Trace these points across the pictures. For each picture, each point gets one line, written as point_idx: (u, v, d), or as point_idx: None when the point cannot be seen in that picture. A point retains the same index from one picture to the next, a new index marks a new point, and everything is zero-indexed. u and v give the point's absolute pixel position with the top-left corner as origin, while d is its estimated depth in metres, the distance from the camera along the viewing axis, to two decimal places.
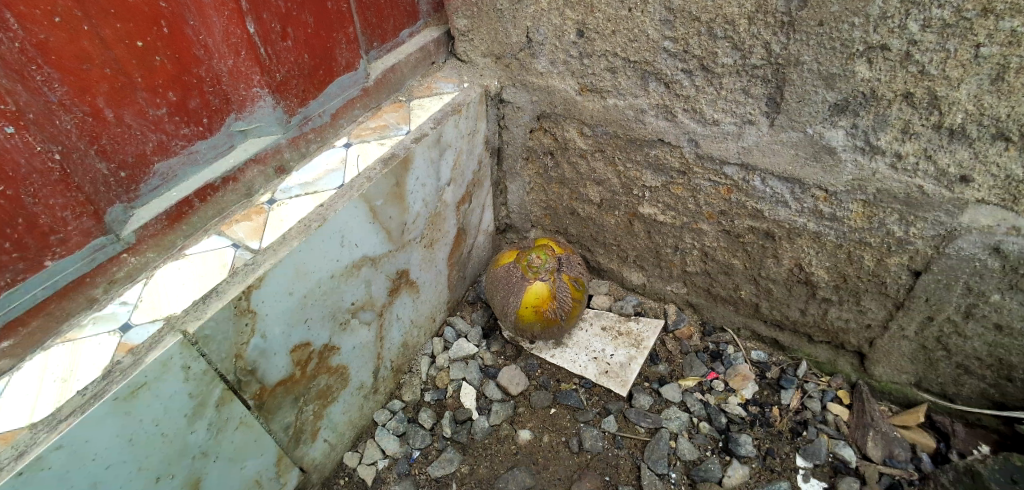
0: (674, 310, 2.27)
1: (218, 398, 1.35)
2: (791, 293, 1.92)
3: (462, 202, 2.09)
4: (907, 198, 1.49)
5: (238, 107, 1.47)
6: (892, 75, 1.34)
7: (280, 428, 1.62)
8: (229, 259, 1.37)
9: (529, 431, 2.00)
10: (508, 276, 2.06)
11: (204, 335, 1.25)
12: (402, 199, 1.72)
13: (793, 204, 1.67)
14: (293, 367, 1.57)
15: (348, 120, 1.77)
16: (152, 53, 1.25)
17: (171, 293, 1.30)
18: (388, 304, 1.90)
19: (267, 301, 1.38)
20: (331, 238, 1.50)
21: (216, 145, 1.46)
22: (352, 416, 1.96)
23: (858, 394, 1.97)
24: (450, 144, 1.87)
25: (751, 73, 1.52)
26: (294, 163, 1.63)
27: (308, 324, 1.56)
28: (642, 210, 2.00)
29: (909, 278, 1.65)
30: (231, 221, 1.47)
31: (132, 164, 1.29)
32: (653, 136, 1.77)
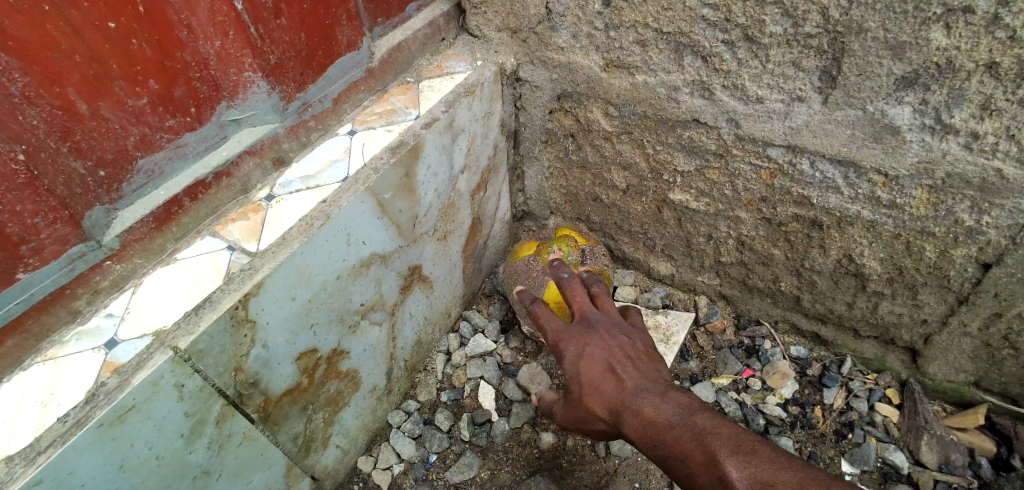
0: (705, 302, 2.10)
1: (218, 415, 1.25)
2: (837, 285, 1.76)
3: (476, 190, 1.95)
4: (982, 183, 1.32)
5: (230, 94, 1.33)
6: (975, 43, 1.16)
7: (289, 438, 1.53)
8: (224, 264, 1.25)
9: (552, 434, 1.89)
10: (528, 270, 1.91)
11: (198, 350, 1.14)
12: (412, 190, 1.58)
13: (846, 191, 1.50)
14: (299, 376, 1.46)
15: (352, 104, 1.63)
16: (128, 36, 1.09)
17: (161, 304, 1.18)
18: (400, 302, 1.78)
19: (268, 309, 1.26)
20: (336, 237, 1.37)
21: (207, 137, 1.32)
22: (365, 420, 1.86)
23: (908, 393, 1.82)
24: (463, 128, 1.71)
25: (803, 43, 1.34)
26: (294, 154, 1.49)
27: (314, 330, 1.44)
28: (672, 196, 1.84)
29: (977, 271, 1.48)
30: (225, 220, 1.34)
31: (113, 162, 1.15)
32: (688, 115, 1.60)
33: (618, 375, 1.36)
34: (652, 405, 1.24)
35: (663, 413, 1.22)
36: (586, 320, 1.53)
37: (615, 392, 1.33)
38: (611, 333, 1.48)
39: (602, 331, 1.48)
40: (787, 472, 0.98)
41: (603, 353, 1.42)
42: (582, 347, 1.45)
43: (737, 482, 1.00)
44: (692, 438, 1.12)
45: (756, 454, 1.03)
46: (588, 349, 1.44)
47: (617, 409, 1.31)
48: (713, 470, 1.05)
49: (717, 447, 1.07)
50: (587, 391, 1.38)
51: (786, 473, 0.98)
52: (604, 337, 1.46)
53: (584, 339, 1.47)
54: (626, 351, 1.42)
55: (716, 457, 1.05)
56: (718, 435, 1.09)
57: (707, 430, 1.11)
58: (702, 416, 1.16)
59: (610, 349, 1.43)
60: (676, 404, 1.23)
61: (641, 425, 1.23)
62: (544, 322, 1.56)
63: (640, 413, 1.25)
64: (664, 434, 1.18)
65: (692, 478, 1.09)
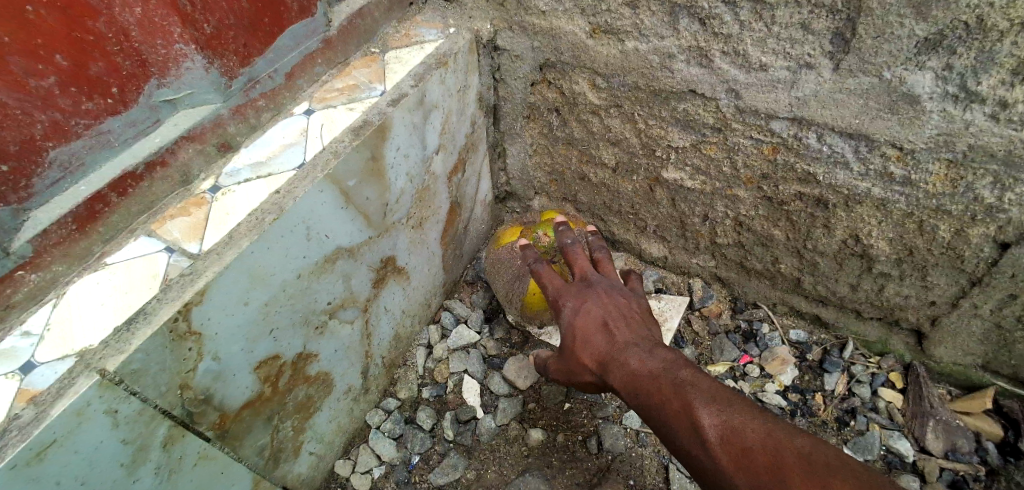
0: (700, 285, 1.98)
1: (165, 438, 1.11)
2: (841, 267, 1.65)
3: (454, 172, 1.79)
4: (1007, 157, 1.19)
5: (160, 70, 1.14)
6: None
7: (254, 451, 1.40)
8: (161, 268, 1.09)
9: (541, 430, 1.78)
10: (513, 257, 1.79)
11: (132, 371, 0.99)
12: (380, 175, 1.42)
13: (855, 167, 1.38)
14: (260, 385, 1.32)
15: (309, 80, 1.45)
16: (20, 2, 0.90)
17: (86, 318, 1.03)
18: (373, 297, 1.64)
19: (216, 319, 1.11)
20: (293, 232, 1.21)
21: (135, 121, 1.14)
22: (340, 422, 1.74)
23: (912, 377, 1.74)
24: (436, 105, 1.54)
25: (814, 2, 1.19)
26: (243, 138, 1.32)
27: (275, 335, 1.30)
28: (665, 174, 1.70)
29: (994, 251, 1.38)
30: (163, 216, 1.17)
31: (17, 153, 0.98)
32: (683, 86, 1.45)
33: (609, 331, 1.28)
34: (638, 359, 1.17)
35: (647, 365, 1.14)
36: (585, 279, 1.45)
37: (604, 346, 1.26)
38: (608, 292, 1.39)
39: (599, 288, 1.40)
40: (761, 426, 0.92)
41: (597, 308, 1.35)
42: (578, 302, 1.38)
43: (709, 436, 0.95)
44: (672, 388, 1.05)
45: (733, 407, 0.97)
46: (582, 303, 1.37)
47: (607, 361, 1.24)
48: (688, 422, 0.99)
49: (695, 399, 1.00)
50: (578, 341, 1.32)
51: (759, 429, 0.92)
52: (601, 294, 1.38)
53: (581, 295, 1.40)
54: (620, 310, 1.33)
55: (693, 407, 0.99)
56: (699, 387, 1.02)
57: (689, 383, 1.04)
58: (685, 369, 1.09)
59: (605, 304, 1.35)
60: (663, 358, 1.15)
61: (624, 376, 1.16)
62: (543, 274, 1.51)
63: (627, 365, 1.18)
64: (644, 384, 1.11)
65: (668, 429, 1.02)
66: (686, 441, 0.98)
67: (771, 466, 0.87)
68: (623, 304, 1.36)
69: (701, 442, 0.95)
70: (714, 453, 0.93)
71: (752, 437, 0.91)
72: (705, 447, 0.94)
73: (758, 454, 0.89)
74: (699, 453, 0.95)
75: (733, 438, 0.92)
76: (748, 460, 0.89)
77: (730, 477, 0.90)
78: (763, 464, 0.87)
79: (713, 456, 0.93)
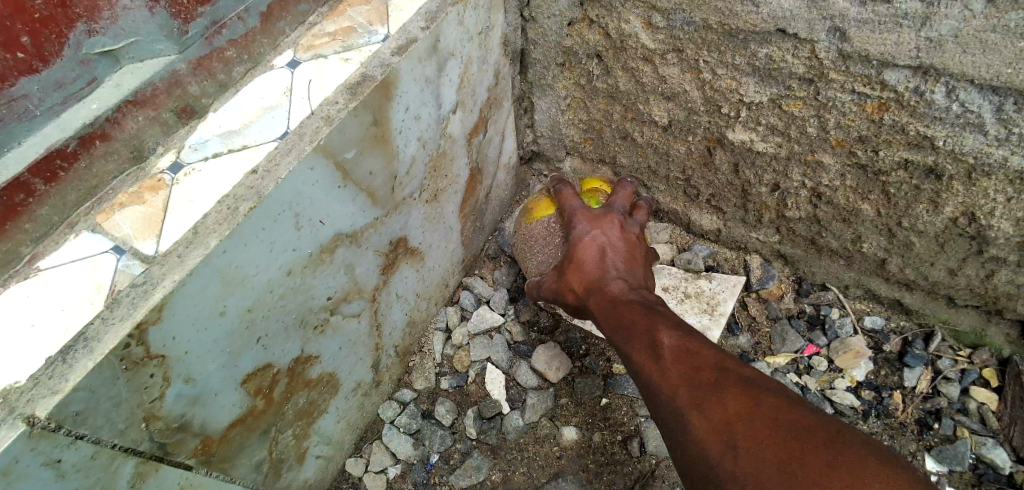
0: (758, 263, 1.72)
1: (131, 479, 0.90)
2: (943, 249, 1.37)
3: (474, 133, 1.50)
4: None
5: (88, 13, 0.86)
6: None
7: (250, 468, 1.21)
8: (107, 277, 0.85)
9: (576, 429, 1.58)
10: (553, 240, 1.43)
11: (73, 413, 0.77)
12: (385, 143, 1.14)
13: (993, 129, 1.08)
14: (251, 400, 1.11)
15: (291, 22, 1.15)
16: None
17: (9, 345, 0.80)
18: (382, 284, 1.40)
19: (182, 337, 0.88)
20: (278, 223, 0.96)
21: (60, 83, 0.87)
22: (350, 420, 1.55)
23: (1012, 375, 1.49)
24: (452, 51, 1.24)
25: None
26: (211, 99, 1.05)
27: (264, 343, 1.07)
28: (731, 135, 1.40)
29: None
30: (111, 206, 0.93)
31: None
32: (770, 24, 1.13)
33: (608, 258, 1.28)
34: (622, 287, 1.23)
35: (628, 294, 1.21)
36: (607, 206, 1.40)
37: (594, 269, 1.28)
38: (621, 221, 1.36)
39: (613, 214, 1.36)
40: (715, 353, 0.96)
41: (606, 235, 1.31)
42: (588, 223, 1.33)
43: (665, 350, 0.99)
44: (643, 314, 1.12)
45: (695, 335, 1.01)
46: (591, 227, 1.32)
47: (593, 286, 1.26)
48: (650, 339, 1.03)
49: (663, 324, 1.06)
50: (570, 263, 1.31)
51: (713, 354, 0.96)
52: (615, 224, 1.34)
53: (592, 218, 1.34)
54: (625, 242, 1.32)
55: (658, 329, 1.05)
56: (668, 319, 1.09)
57: (660, 314, 1.10)
58: (662, 308, 1.16)
59: (615, 233, 1.32)
60: (642, 295, 1.22)
61: (604, 298, 1.22)
62: (563, 198, 1.41)
63: (610, 291, 1.23)
64: (622, 306, 1.17)
65: (630, 346, 1.07)
66: (643, 354, 1.02)
67: (713, 378, 0.90)
68: (630, 237, 1.34)
69: (657, 354, 1.00)
70: (666, 363, 0.97)
71: (704, 357, 0.95)
72: (659, 360, 0.99)
73: (706, 367, 0.93)
74: (651, 365, 1.00)
75: (685, 353, 0.97)
76: (696, 370, 0.93)
77: (673, 385, 0.93)
78: (707, 374, 0.91)
79: (664, 365, 0.97)
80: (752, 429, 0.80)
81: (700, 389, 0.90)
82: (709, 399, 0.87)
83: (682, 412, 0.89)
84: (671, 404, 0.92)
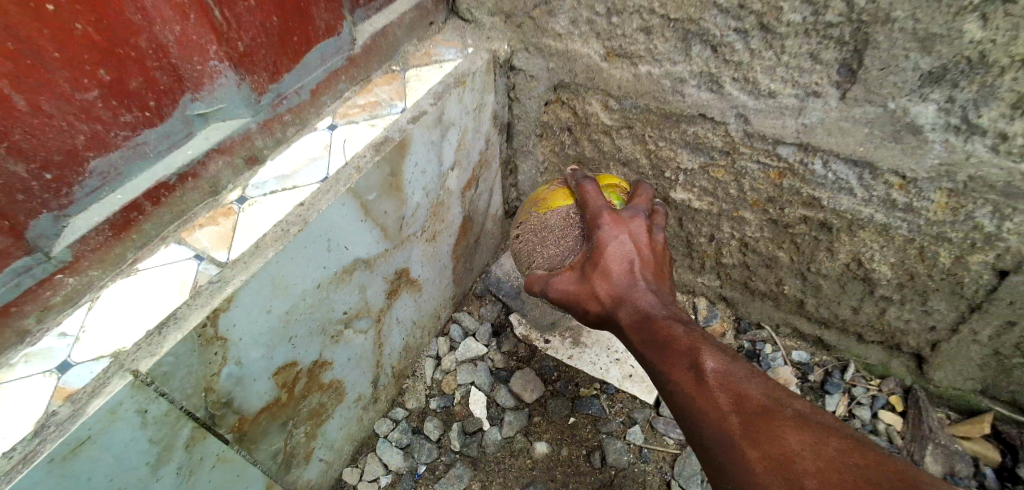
0: (705, 305, 2.03)
1: (187, 439, 1.15)
2: (844, 290, 1.68)
3: (467, 187, 1.84)
4: (1007, 188, 1.24)
5: (195, 85, 1.18)
6: (1013, 37, 1.05)
7: (268, 456, 1.43)
8: (190, 276, 1.13)
9: (546, 444, 1.81)
10: (567, 226, 1.42)
11: (162, 373, 1.04)
12: (398, 190, 1.46)
13: (860, 192, 1.42)
14: (278, 391, 1.36)
15: (332, 96, 1.50)
16: (69, 19, 0.94)
17: (117, 322, 1.07)
18: (386, 308, 1.68)
19: (239, 325, 1.15)
20: (316, 244, 1.26)
21: (169, 134, 1.18)
22: (350, 430, 1.77)
23: (912, 400, 1.78)
24: (453, 122, 1.60)
25: (823, 33, 1.22)
26: (270, 151, 1.37)
27: (292, 342, 1.34)
28: (674, 194, 1.75)
29: (994, 278, 1.41)
30: (193, 226, 1.22)
31: (61, 163, 1.02)
32: (693, 110, 1.50)
33: (636, 269, 1.24)
34: (650, 299, 1.21)
35: (658, 307, 1.19)
36: (632, 208, 1.34)
37: (621, 277, 1.24)
38: (645, 228, 1.31)
39: (640, 217, 1.32)
40: (755, 378, 1.02)
41: (632, 238, 1.27)
42: (615, 225, 1.28)
43: (709, 375, 1.02)
44: (680, 329, 1.12)
45: (732, 357, 1.06)
46: (617, 229, 1.28)
47: (619, 298, 1.22)
48: (689, 361, 1.05)
49: (702, 344, 1.07)
50: (595, 268, 1.26)
51: (756, 380, 1.01)
52: (641, 231, 1.29)
53: (619, 218, 1.31)
54: (651, 249, 1.29)
55: (699, 349, 1.06)
56: (706, 338, 1.10)
57: (695, 330, 1.12)
58: (695, 327, 1.13)
59: (640, 240, 1.28)
60: (674, 311, 1.19)
61: (637, 314, 1.19)
62: (586, 197, 1.38)
63: (640, 304, 1.20)
64: (659, 325, 1.14)
65: (666, 365, 1.08)
66: (682, 376, 1.05)
67: (763, 414, 0.96)
68: (654, 244, 1.31)
69: (699, 378, 1.03)
70: (711, 390, 1.00)
71: (751, 389, 1.00)
72: (703, 386, 1.01)
73: (755, 401, 0.98)
74: (696, 387, 1.02)
75: (729, 381, 1.01)
76: (744, 402, 0.98)
77: (722, 410, 0.98)
78: (757, 409, 0.97)
79: (709, 393, 1.00)
80: (810, 466, 0.87)
81: (751, 423, 0.95)
82: (761, 434, 0.93)
83: (730, 442, 0.95)
84: (718, 432, 0.97)
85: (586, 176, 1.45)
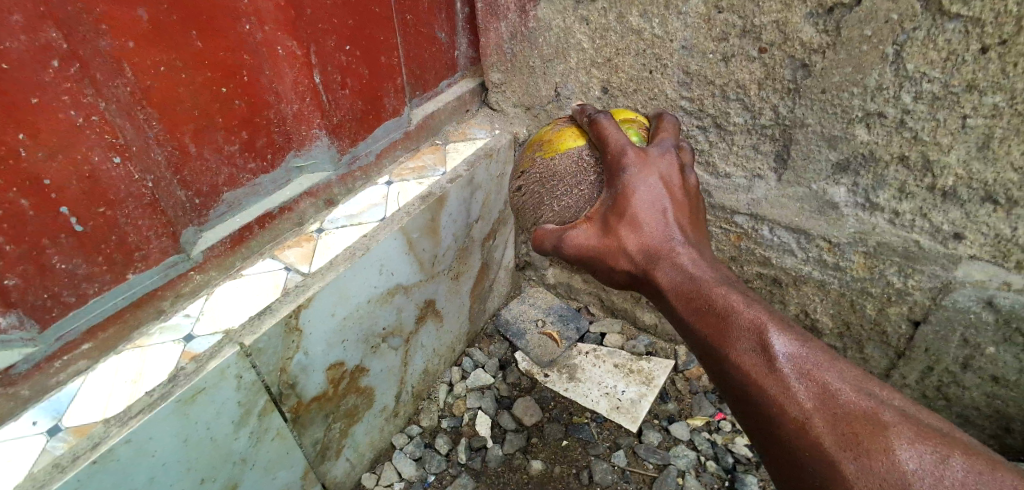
0: (684, 351, 2.38)
1: (261, 408, 1.46)
2: None
3: (487, 239, 2.24)
4: (906, 252, 1.58)
5: (298, 146, 1.63)
6: (889, 140, 1.45)
7: (310, 442, 1.72)
8: (281, 281, 1.52)
9: (541, 462, 2.07)
10: (579, 165, 1.42)
11: (258, 348, 1.38)
12: (435, 233, 1.86)
13: (799, 253, 1.80)
14: (327, 385, 1.69)
15: (390, 160, 1.94)
16: (232, 98, 1.40)
17: (228, 309, 1.44)
18: (415, 331, 2.03)
19: (312, 321, 1.51)
20: (371, 267, 1.64)
21: (276, 179, 1.62)
22: (373, 438, 2.05)
23: None
24: (480, 185, 2.03)
25: (760, 132, 1.66)
26: (341, 197, 1.79)
27: (344, 345, 1.68)
28: None
29: (909, 328, 1.71)
30: (283, 246, 1.63)
31: (206, 193, 1.44)
32: None
33: (667, 219, 1.25)
34: (689, 258, 1.19)
35: (704, 270, 1.16)
36: (657, 150, 1.34)
37: (655, 233, 1.24)
38: (670, 169, 1.31)
39: (666, 160, 1.32)
40: (834, 364, 0.97)
41: (658, 183, 1.27)
42: (641, 168, 1.28)
43: (779, 358, 0.98)
44: (733, 297, 1.08)
45: (802, 335, 1.02)
46: (643, 174, 1.27)
47: (654, 257, 1.22)
48: (755, 339, 1.02)
49: (766, 317, 1.03)
50: (628, 225, 1.25)
51: (837, 367, 0.96)
52: (667, 174, 1.30)
53: (646, 166, 1.29)
54: (678, 194, 1.29)
55: (763, 326, 1.02)
56: (764, 309, 1.06)
57: (754, 300, 1.08)
58: (744, 291, 1.11)
59: (667, 185, 1.28)
60: (713, 270, 1.18)
61: (685, 281, 1.16)
62: (611, 143, 1.34)
63: (678, 264, 1.19)
64: (714, 294, 1.10)
65: (725, 340, 1.05)
66: (748, 358, 1.01)
67: (863, 419, 0.90)
68: (679, 187, 1.30)
69: (770, 363, 0.98)
70: (785, 378, 0.96)
71: (836, 380, 0.95)
72: (775, 369, 0.97)
73: (848, 401, 0.92)
74: (763, 373, 0.99)
75: (805, 367, 0.97)
76: (830, 398, 0.93)
77: (803, 405, 0.94)
78: (850, 409, 0.91)
79: (782, 377, 0.97)
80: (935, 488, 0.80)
81: (846, 427, 0.90)
82: (865, 444, 0.87)
83: (817, 445, 0.91)
84: (799, 428, 0.93)
85: (606, 116, 1.39)
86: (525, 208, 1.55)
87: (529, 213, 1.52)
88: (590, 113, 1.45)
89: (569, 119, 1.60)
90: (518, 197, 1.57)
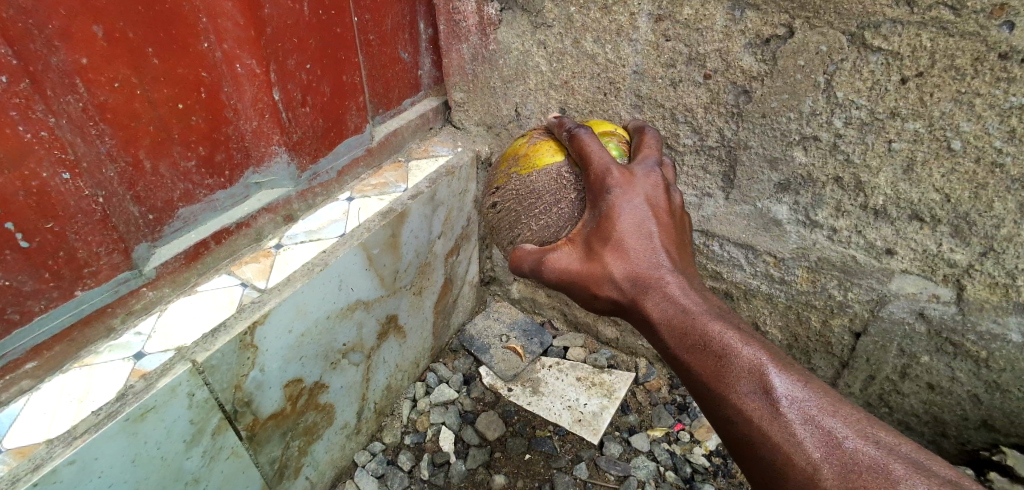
0: (645, 364, 2.44)
1: (215, 427, 1.44)
2: None
3: (450, 254, 2.27)
4: (844, 266, 1.67)
5: (256, 161, 1.65)
6: (824, 162, 1.54)
7: (267, 461, 1.69)
8: (237, 297, 1.51)
9: (504, 476, 2.08)
10: (558, 184, 1.39)
11: (211, 365, 1.36)
12: (396, 248, 1.88)
13: (748, 267, 1.88)
14: (284, 402, 1.67)
15: (352, 176, 1.96)
16: (189, 114, 1.42)
17: (181, 326, 1.43)
18: (377, 347, 2.03)
19: (269, 337, 1.51)
20: (331, 282, 1.65)
21: (233, 194, 1.63)
22: (334, 456, 2.03)
23: None
24: (442, 201, 2.06)
25: (708, 153, 1.74)
26: (301, 213, 1.80)
27: (303, 361, 1.68)
28: None
29: (851, 339, 1.78)
30: (240, 262, 1.62)
31: (161, 208, 1.44)
32: None
33: (654, 244, 1.20)
34: (679, 286, 1.14)
35: (695, 302, 1.11)
36: (643, 167, 1.28)
37: (641, 259, 1.18)
38: (657, 187, 1.25)
39: (652, 178, 1.26)
40: (837, 409, 0.94)
41: (643, 205, 1.21)
42: (627, 188, 1.22)
43: (783, 403, 0.94)
44: (730, 334, 1.04)
45: (801, 376, 0.99)
46: (629, 194, 1.21)
47: (642, 286, 1.17)
48: (757, 381, 0.97)
49: (766, 358, 0.99)
50: (612, 250, 1.20)
51: (842, 413, 0.93)
52: (654, 194, 1.24)
53: (632, 187, 1.22)
54: (665, 215, 1.24)
55: (764, 368, 0.98)
56: (761, 345, 1.02)
57: (751, 337, 1.04)
58: (739, 325, 1.07)
59: (654, 205, 1.23)
60: (703, 299, 1.13)
61: (678, 313, 1.10)
62: (593, 161, 1.28)
63: (667, 294, 1.14)
64: (709, 330, 1.05)
65: (723, 382, 1.00)
66: (750, 401, 0.97)
67: (872, 472, 0.86)
68: (664, 209, 1.24)
69: (774, 407, 0.94)
70: (790, 425, 0.93)
71: (839, 426, 0.91)
72: (778, 416, 0.94)
73: (857, 451, 0.88)
74: (766, 418, 0.95)
75: (810, 413, 0.93)
76: (838, 447, 0.89)
77: (809, 456, 0.90)
78: (859, 460, 0.87)
79: (785, 423, 0.93)
80: None
81: (855, 480, 0.86)
82: None
83: None
84: (806, 479, 0.89)
85: (586, 131, 1.34)
86: (501, 225, 1.54)
87: (505, 232, 1.51)
88: (570, 127, 1.40)
89: (544, 131, 1.57)
90: (493, 215, 1.57)
